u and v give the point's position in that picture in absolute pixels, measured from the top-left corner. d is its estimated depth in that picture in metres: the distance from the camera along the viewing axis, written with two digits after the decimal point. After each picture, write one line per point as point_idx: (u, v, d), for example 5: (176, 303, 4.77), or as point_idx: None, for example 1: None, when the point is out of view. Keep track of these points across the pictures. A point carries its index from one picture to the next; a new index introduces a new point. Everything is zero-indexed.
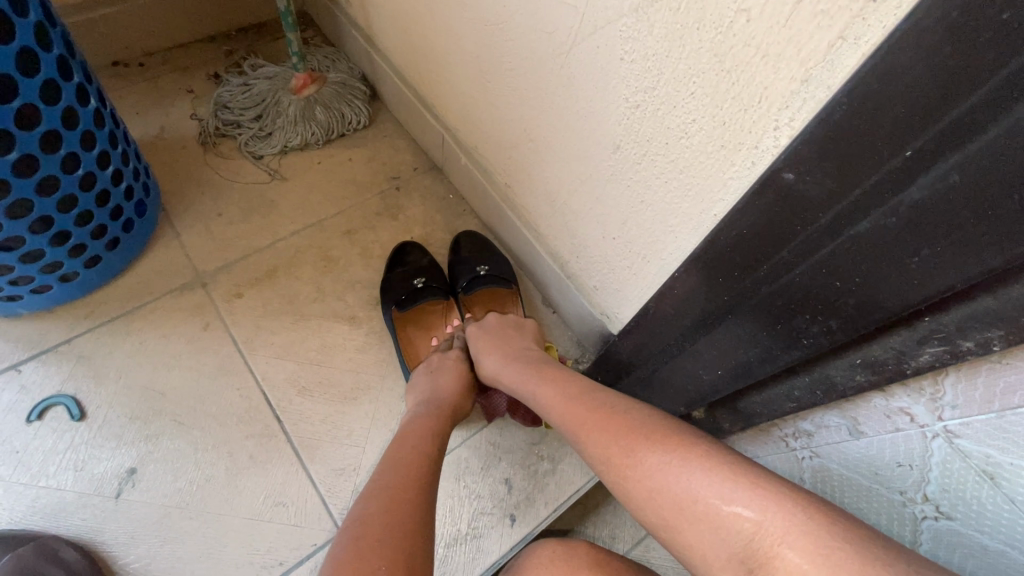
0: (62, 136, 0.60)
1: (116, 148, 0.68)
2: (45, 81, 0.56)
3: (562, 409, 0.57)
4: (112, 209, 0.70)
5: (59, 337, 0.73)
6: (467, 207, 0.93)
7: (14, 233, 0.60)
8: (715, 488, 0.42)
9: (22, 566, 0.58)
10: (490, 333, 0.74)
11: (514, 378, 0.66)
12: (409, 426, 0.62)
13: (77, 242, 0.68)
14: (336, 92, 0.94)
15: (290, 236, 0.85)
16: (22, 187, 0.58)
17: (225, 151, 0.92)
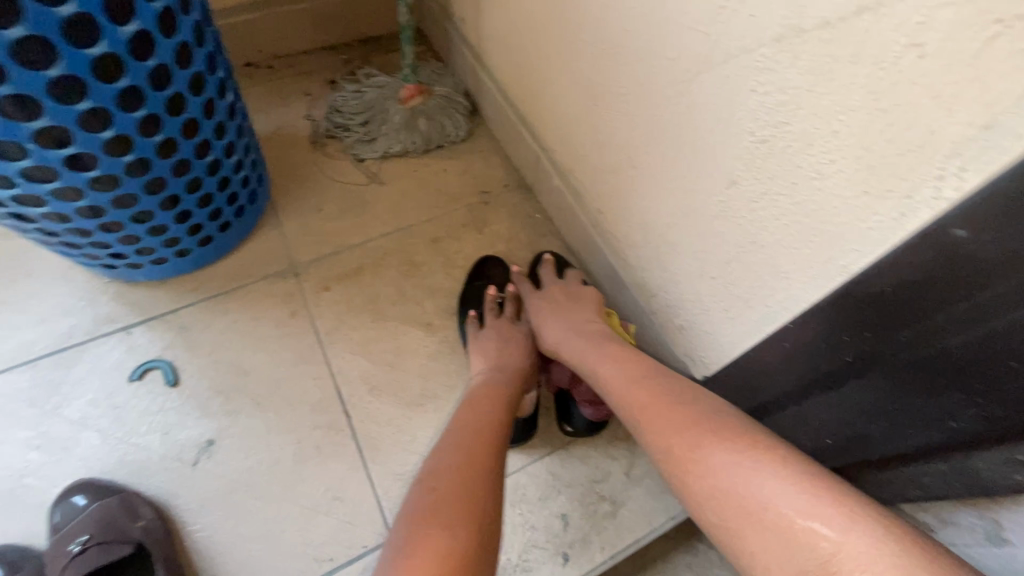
0: (200, 124, 0.65)
1: (241, 140, 0.74)
2: (195, 74, 0.61)
3: (624, 389, 0.56)
4: (229, 195, 0.76)
5: (167, 306, 0.79)
6: (552, 228, 0.92)
7: (147, 208, 0.66)
8: (794, 502, 0.40)
9: (107, 516, 0.62)
10: (553, 305, 0.73)
11: (579, 349, 0.66)
12: (475, 399, 0.64)
13: (195, 222, 0.73)
14: (440, 104, 0.97)
15: (380, 237, 0.88)
16: (161, 167, 0.63)
17: (331, 151, 0.97)
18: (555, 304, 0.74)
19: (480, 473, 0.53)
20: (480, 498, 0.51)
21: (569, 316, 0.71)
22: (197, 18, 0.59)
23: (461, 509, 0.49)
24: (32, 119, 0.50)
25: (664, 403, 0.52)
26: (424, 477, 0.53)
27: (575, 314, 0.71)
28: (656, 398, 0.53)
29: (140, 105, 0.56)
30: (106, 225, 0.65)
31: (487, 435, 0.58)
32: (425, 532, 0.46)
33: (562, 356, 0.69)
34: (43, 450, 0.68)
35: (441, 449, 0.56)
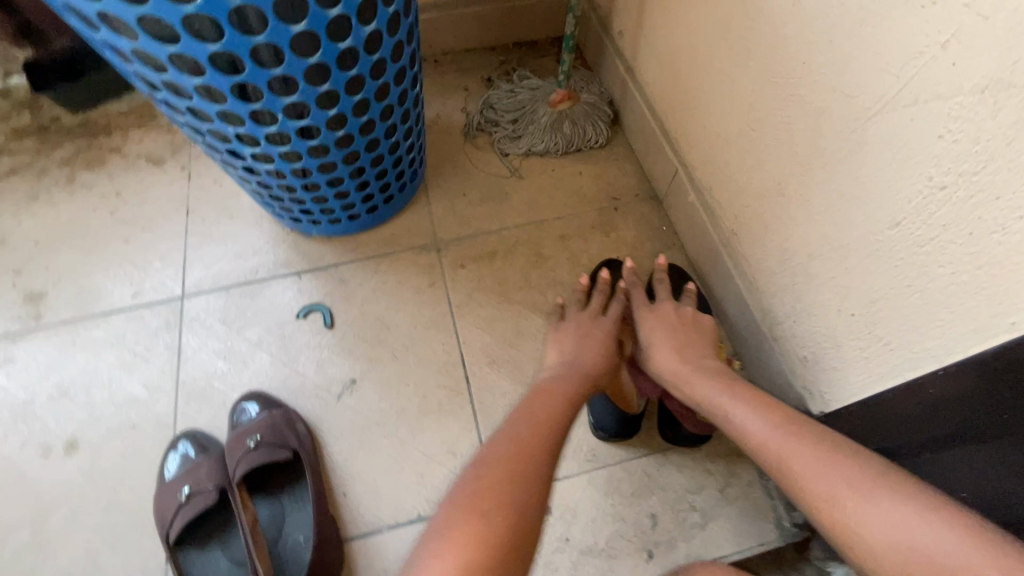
0: (393, 109, 0.73)
1: (417, 125, 0.82)
2: (401, 68, 0.69)
3: (752, 424, 0.54)
4: (398, 171, 0.86)
5: (331, 259, 0.91)
6: (677, 242, 0.94)
7: (340, 175, 0.77)
8: (984, 556, 0.40)
9: (274, 422, 0.73)
10: (667, 325, 0.70)
11: (681, 378, 0.64)
12: (549, 391, 0.64)
13: (368, 192, 0.84)
14: (586, 111, 1.03)
15: (514, 227, 0.95)
16: (359, 144, 0.73)
17: (480, 143, 1.06)
18: (661, 319, 0.71)
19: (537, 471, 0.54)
20: (531, 498, 0.52)
21: (679, 333, 0.69)
22: (412, 19, 0.66)
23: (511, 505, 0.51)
24: (287, 95, 0.59)
25: (810, 439, 0.50)
26: (482, 465, 0.55)
27: (682, 332, 0.69)
28: (795, 437, 0.51)
29: (356, 90, 0.65)
30: (307, 185, 0.77)
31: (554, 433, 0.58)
32: (469, 523, 0.49)
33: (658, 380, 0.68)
34: (228, 361, 0.82)
35: (504, 436, 0.58)
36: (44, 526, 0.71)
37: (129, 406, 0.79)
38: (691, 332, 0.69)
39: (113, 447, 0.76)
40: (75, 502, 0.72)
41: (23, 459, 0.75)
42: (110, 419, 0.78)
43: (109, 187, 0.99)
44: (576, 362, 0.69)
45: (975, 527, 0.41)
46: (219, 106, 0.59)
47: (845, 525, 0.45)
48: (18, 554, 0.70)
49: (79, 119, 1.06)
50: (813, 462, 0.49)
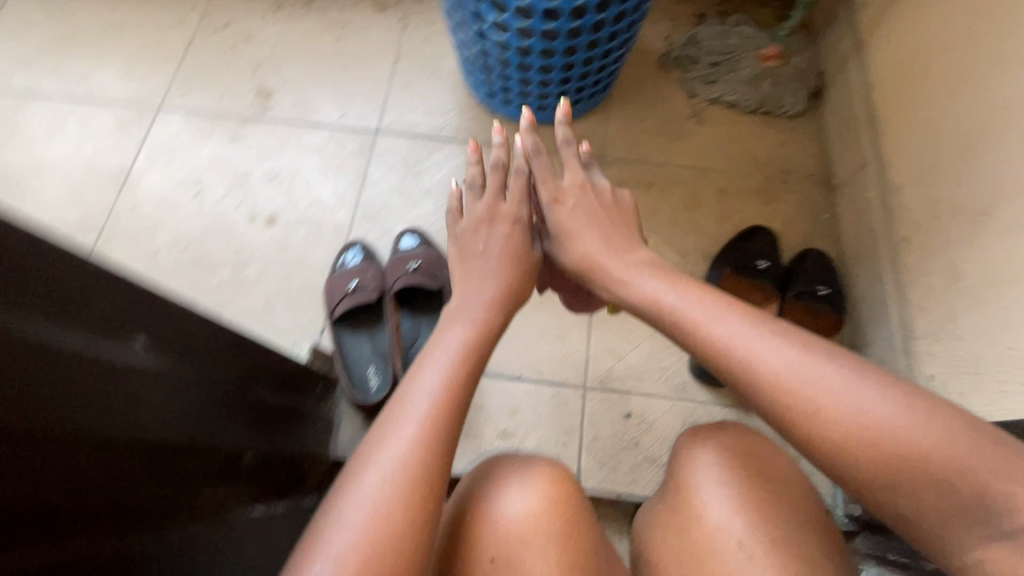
0: (625, 16, 0.77)
1: (631, 38, 0.85)
2: None
3: (717, 329, 0.47)
4: (596, 78, 0.90)
5: (506, 142, 0.99)
6: (834, 233, 0.93)
7: (553, 66, 0.83)
8: (983, 458, 0.35)
9: (432, 258, 0.85)
10: (581, 213, 0.65)
11: (619, 269, 0.60)
12: (435, 358, 0.50)
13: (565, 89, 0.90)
14: (791, 75, 0.99)
15: (678, 167, 0.98)
16: (584, 40, 0.78)
17: (671, 76, 1.05)
18: (576, 202, 0.66)
19: (419, 481, 0.42)
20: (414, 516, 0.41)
21: (597, 216, 0.65)
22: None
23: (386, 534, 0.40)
24: None
25: (773, 336, 0.44)
26: (353, 474, 0.42)
27: (593, 214, 0.65)
28: (748, 337, 0.45)
29: None
30: (522, 65, 0.84)
31: (450, 402, 0.46)
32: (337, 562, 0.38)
33: (572, 269, 0.65)
34: (400, 199, 0.95)
35: (382, 421, 0.45)
36: (240, 273, 0.89)
37: (317, 207, 0.94)
38: (606, 210, 0.66)
39: (300, 234, 0.91)
40: (264, 263, 0.89)
41: (234, 218, 0.93)
42: (302, 211, 0.93)
43: (337, 18, 1.11)
44: (482, 300, 0.59)
45: (964, 420, 0.37)
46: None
47: (825, 436, 0.39)
48: (218, 286, 0.88)
49: None
50: (778, 360, 0.43)
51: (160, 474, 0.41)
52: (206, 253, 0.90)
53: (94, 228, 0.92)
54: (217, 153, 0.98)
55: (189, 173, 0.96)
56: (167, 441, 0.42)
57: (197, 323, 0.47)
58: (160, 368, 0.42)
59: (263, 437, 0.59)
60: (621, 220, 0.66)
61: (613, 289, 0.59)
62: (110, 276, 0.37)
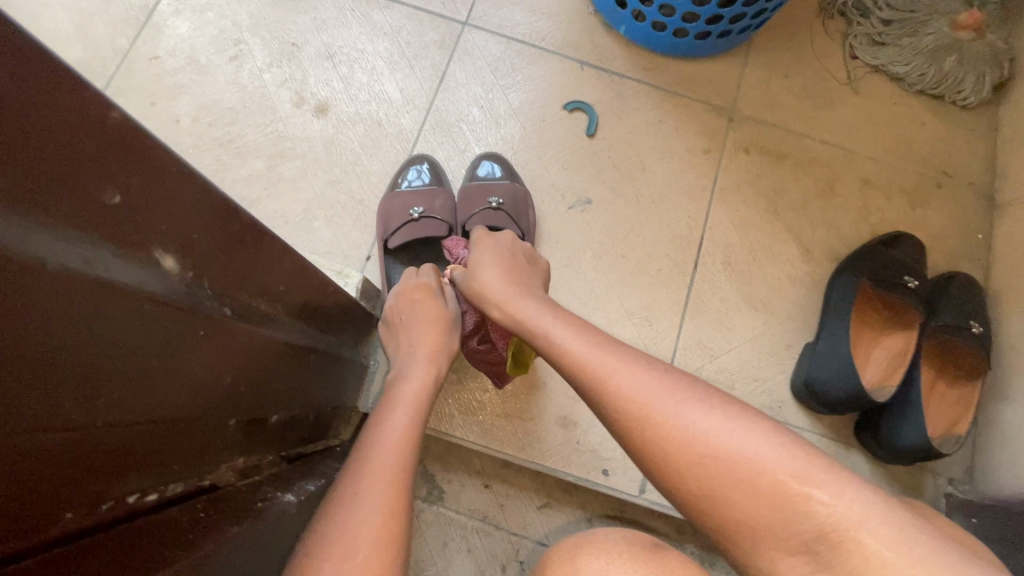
0: None
1: None
2: None
3: (567, 345, 0.45)
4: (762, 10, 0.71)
5: (620, 68, 0.80)
6: (985, 260, 0.77)
7: None
8: (785, 462, 0.35)
9: (515, 195, 0.69)
10: (493, 247, 0.58)
11: (501, 280, 0.54)
12: (403, 401, 0.46)
13: (721, 12, 0.71)
14: (983, 54, 0.79)
15: (819, 142, 0.80)
16: None
17: (831, 27, 0.85)
18: (491, 243, 0.58)
19: (392, 509, 0.37)
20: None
21: (506, 257, 0.57)
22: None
23: (366, 557, 0.34)
24: None
25: (622, 355, 0.43)
26: (309, 555, 0.34)
27: (501, 237, 0.59)
28: (602, 351, 0.43)
29: None
30: None
31: (397, 457, 0.40)
32: None
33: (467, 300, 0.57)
34: (482, 113, 0.77)
35: (331, 497, 0.38)
36: (276, 167, 0.72)
37: (379, 104, 0.75)
38: (522, 258, 0.58)
39: (355, 133, 0.74)
40: (307, 161, 0.73)
41: (276, 97, 0.75)
42: (360, 104, 0.75)
43: None
44: (421, 357, 0.52)
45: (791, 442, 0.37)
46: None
47: (655, 443, 0.38)
48: (249, 178, 0.72)
49: None
50: (625, 379, 0.41)
51: (115, 469, 0.24)
52: (238, 133, 0.73)
53: (103, 73, 0.73)
54: (263, 9, 0.78)
55: (226, 28, 0.77)
56: (143, 420, 0.25)
57: (233, 232, 0.29)
58: (161, 298, 0.24)
59: (292, 390, 0.43)
60: (534, 275, 0.58)
61: (489, 280, 0.54)
62: (94, 106, 0.18)
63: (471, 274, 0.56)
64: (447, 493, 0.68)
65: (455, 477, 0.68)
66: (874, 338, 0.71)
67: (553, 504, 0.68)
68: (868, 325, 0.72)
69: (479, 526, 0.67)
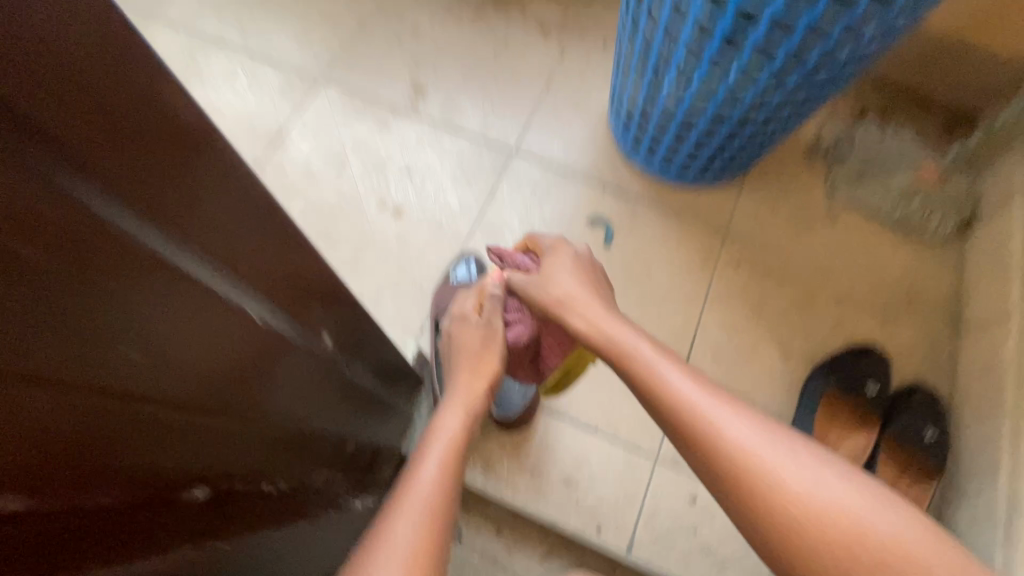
0: (790, 78, 0.71)
1: (794, 110, 0.79)
2: (832, 41, 0.64)
3: (678, 386, 0.53)
4: (744, 140, 0.86)
5: (634, 192, 0.99)
6: (949, 375, 0.88)
7: (701, 106, 0.80)
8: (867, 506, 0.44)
9: None
10: (574, 266, 0.67)
11: (583, 294, 0.64)
12: (449, 423, 0.59)
13: (709, 138, 0.87)
14: (942, 200, 0.96)
15: (800, 261, 0.95)
16: (734, 81, 0.73)
17: (815, 167, 1.03)
18: (558, 258, 0.67)
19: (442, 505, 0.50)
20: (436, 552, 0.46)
21: (579, 273, 0.66)
22: (870, 35, 0.63)
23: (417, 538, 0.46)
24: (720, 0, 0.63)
25: (725, 402, 0.52)
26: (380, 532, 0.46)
27: (571, 253, 0.68)
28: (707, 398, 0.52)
29: (777, 33, 0.64)
30: (672, 98, 0.82)
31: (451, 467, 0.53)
32: None
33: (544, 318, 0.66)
34: (520, 222, 0.97)
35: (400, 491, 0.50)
36: (359, 255, 0.94)
37: (442, 210, 0.97)
38: (592, 276, 0.67)
39: (420, 232, 0.95)
40: (382, 252, 0.94)
41: (364, 201, 0.98)
42: (427, 211, 0.97)
43: (503, 33, 1.14)
44: (473, 378, 0.64)
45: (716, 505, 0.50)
46: (694, 34, 0.69)
47: None
48: (338, 262, 0.93)
49: None
50: (735, 429, 0.49)
51: (264, 447, 0.41)
52: (333, 227, 0.96)
53: None
54: (362, 135, 1.03)
55: (333, 148, 1.02)
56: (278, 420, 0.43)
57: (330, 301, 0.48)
58: (299, 353, 0.43)
59: (360, 419, 0.61)
60: (600, 287, 0.66)
61: (566, 292, 0.64)
62: None
63: (549, 284, 0.65)
64: (464, 535, 0.81)
65: (473, 522, 0.81)
66: (841, 436, 0.82)
67: (554, 552, 0.79)
68: (839, 424, 0.83)
69: (489, 567, 0.79)
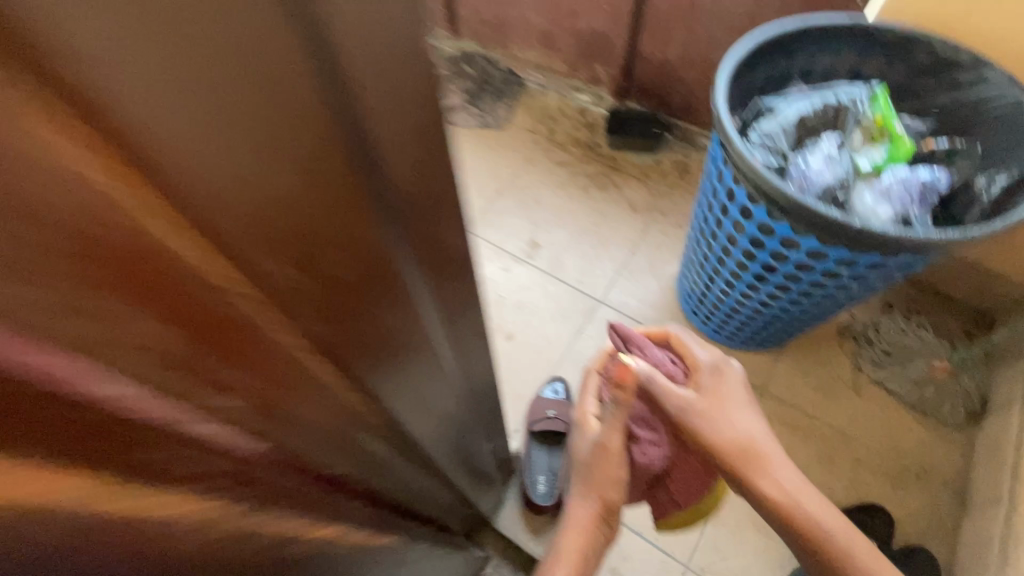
0: (813, 292, 0.93)
1: (821, 312, 1.01)
2: (840, 278, 0.86)
3: (801, 508, 0.67)
4: (783, 322, 1.09)
5: None
6: (946, 545, 1.05)
7: (745, 299, 1.05)
8: None
9: None
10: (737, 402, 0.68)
11: (748, 432, 0.68)
12: (592, 511, 0.69)
13: (753, 318, 1.11)
14: (953, 393, 1.16)
15: (823, 424, 1.17)
16: (770, 287, 0.96)
17: (845, 345, 1.26)
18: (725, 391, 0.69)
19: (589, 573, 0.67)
20: None
21: (743, 412, 0.68)
22: (873, 276, 0.85)
23: None
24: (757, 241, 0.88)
25: (826, 515, 0.68)
26: None
27: (734, 389, 0.69)
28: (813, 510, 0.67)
29: (800, 267, 0.88)
30: (724, 288, 1.07)
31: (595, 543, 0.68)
32: None
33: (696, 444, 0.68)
34: None
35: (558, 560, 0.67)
36: None
37: (541, 341, 1.31)
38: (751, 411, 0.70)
39: (524, 356, 1.29)
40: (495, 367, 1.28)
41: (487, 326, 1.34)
42: (531, 340, 1.31)
43: (601, 208, 1.52)
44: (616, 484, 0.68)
45: None
46: (724, 258, 0.98)
47: None
48: None
49: (611, 151, 1.61)
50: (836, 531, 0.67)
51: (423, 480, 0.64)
52: None
53: None
54: (491, 276, 1.41)
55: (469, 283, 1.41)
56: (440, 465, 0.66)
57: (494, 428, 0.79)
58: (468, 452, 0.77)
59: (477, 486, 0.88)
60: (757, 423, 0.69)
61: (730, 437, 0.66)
62: None
63: (715, 426, 0.66)
64: None
65: None
66: None
67: None
68: None
69: None
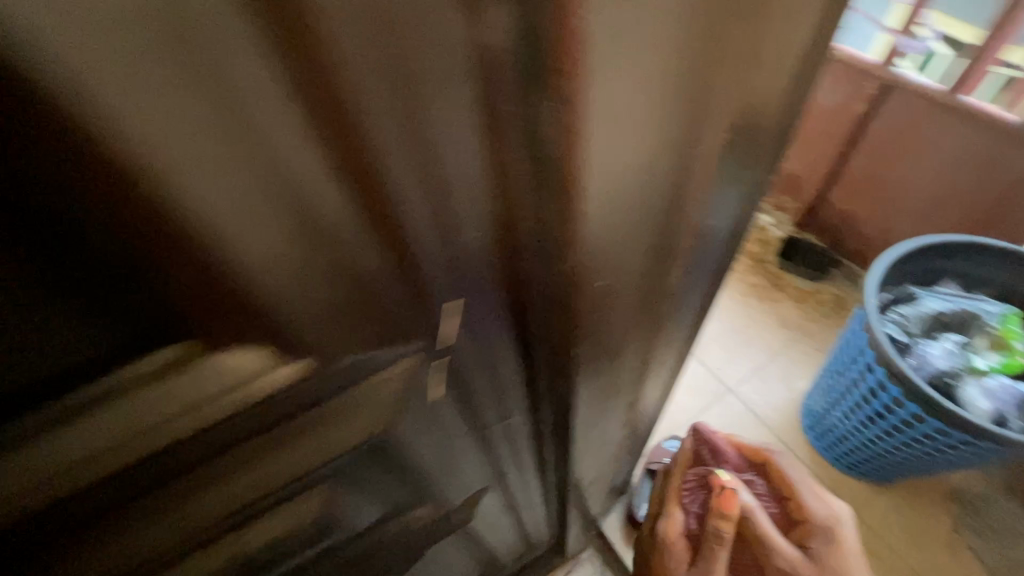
0: (913, 445, 1.15)
1: (918, 464, 1.21)
2: (935, 441, 1.08)
3: None
4: (885, 462, 1.30)
5: (801, 456, 1.51)
6: None
7: (856, 429, 1.29)
8: None
9: None
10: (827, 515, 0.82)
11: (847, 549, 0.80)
12: None
13: (859, 448, 1.33)
14: None
15: (909, 563, 1.33)
16: (878, 426, 1.20)
17: (952, 505, 1.40)
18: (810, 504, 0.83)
19: None
20: None
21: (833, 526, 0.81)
22: (967, 450, 1.05)
23: None
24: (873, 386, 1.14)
25: None
26: None
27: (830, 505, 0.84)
28: None
29: (903, 420, 1.11)
30: (841, 415, 1.32)
31: None
32: None
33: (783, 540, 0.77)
34: None
35: None
36: None
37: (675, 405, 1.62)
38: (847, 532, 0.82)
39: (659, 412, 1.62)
40: None
41: None
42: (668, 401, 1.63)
43: (756, 315, 1.79)
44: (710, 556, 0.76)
45: None
46: (853, 383, 1.22)
47: None
48: None
49: (778, 270, 1.87)
50: None
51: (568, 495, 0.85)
52: None
53: None
54: None
55: None
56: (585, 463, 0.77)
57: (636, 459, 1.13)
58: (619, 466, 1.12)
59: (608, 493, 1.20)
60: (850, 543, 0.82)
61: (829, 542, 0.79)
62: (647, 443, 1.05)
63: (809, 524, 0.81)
64: None
65: None
66: None
67: None
68: None
69: None
